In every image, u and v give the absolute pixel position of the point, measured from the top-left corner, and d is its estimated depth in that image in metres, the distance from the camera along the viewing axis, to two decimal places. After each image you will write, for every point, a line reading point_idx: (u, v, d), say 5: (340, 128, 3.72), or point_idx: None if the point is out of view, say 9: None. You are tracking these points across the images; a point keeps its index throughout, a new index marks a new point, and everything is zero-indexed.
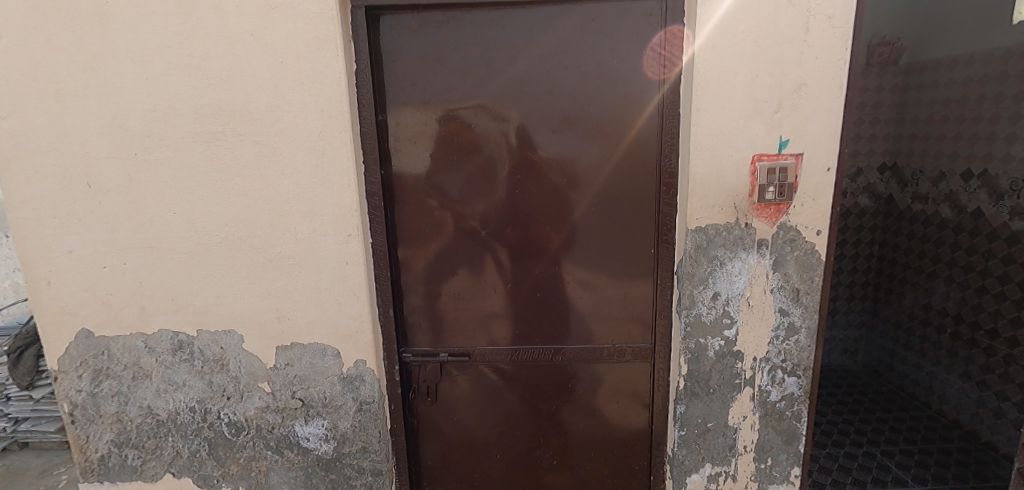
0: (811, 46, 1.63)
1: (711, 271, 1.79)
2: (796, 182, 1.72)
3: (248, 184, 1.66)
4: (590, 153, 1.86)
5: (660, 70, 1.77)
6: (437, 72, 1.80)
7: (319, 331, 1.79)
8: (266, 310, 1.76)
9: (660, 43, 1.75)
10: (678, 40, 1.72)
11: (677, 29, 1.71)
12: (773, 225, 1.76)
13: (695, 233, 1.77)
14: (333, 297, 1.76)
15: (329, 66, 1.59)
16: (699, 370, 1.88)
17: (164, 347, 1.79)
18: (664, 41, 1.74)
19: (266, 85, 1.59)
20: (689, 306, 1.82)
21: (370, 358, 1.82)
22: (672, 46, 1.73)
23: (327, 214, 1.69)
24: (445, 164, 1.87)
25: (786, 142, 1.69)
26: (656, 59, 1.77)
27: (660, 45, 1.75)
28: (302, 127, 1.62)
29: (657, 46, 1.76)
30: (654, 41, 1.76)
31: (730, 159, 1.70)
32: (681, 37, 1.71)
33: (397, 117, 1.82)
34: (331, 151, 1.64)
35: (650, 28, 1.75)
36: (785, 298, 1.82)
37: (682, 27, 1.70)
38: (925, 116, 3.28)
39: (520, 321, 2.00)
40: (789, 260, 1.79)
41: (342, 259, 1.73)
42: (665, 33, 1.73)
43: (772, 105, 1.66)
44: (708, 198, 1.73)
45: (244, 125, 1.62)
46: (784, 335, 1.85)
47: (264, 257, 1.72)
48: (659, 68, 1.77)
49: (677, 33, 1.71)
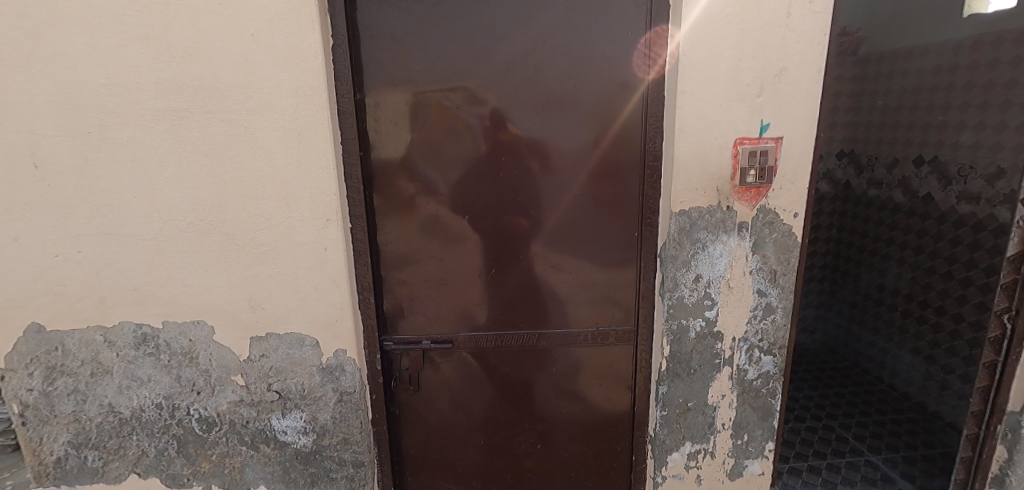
0: (793, 30, 1.65)
1: (694, 253, 1.82)
2: (776, 165, 1.75)
3: (218, 165, 1.56)
4: (574, 136, 1.83)
5: (647, 69, 1.77)
6: (417, 50, 1.73)
7: (296, 320, 1.71)
8: (239, 299, 1.67)
9: (647, 44, 1.75)
10: (663, 40, 1.71)
11: (663, 28, 1.70)
12: (752, 207, 1.79)
13: (678, 216, 1.78)
14: (311, 284, 1.69)
15: (305, 40, 1.50)
16: (680, 351, 1.91)
17: (126, 341, 1.67)
18: (652, 40, 1.73)
19: (235, 60, 1.49)
20: (672, 289, 1.85)
21: (351, 347, 1.77)
22: (657, 45, 1.73)
23: (304, 197, 1.61)
24: (425, 146, 1.81)
25: (767, 126, 1.72)
26: (644, 57, 1.77)
27: (648, 47, 1.75)
28: (275, 105, 1.53)
29: (646, 46, 1.75)
30: (642, 41, 1.75)
31: (713, 142, 1.72)
32: (665, 35, 1.71)
33: (375, 97, 1.74)
34: (307, 132, 1.56)
35: (637, 21, 1.74)
36: (763, 279, 1.87)
37: (668, 26, 1.69)
38: (882, 105, 3.42)
39: (503, 307, 1.98)
40: (767, 242, 1.83)
41: (320, 245, 1.66)
42: (653, 33, 1.73)
43: (755, 89, 1.68)
44: (691, 181, 1.74)
45: (213, 102, 1.51)
46: (761, 315, 1.90)
47: (236, 243, 1.62)
48: (644, 63, 1.77)
49: (662, 32, 1.71)
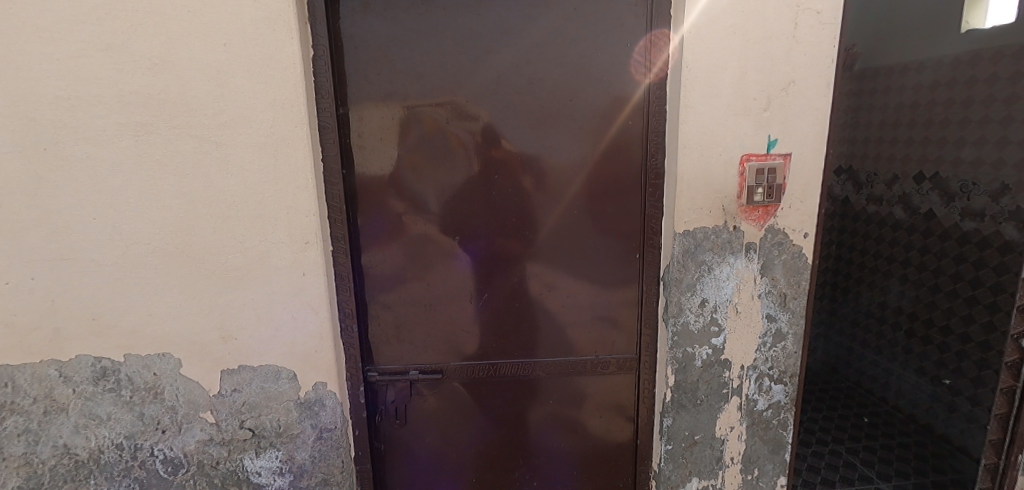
0: (799, 41, 1.57)
1: (699, 276, 1.71)
2: (784, 182, 1.66)
3: (187, 184, 1.44)
4: (571, 152, 1.73)
5: (644, 75, 1.68)
6: (404, 61, 1.63)
7: (271, 352, 1.58)
8: (209, 329, 1.54)
9: (642, 51, 1.66)
10: (660, 46, 1.62)
11: (658, 33, 1.62)
12: (760, 227, 1.69)
13: (682, 237, 1.67)
14: (288, 311, 1.56)
15: (281, 50, 1.40)
16: (686, 380, 1.79)
17: (83, 375, 1.52)
18: (646, 48, 1.65)
19: (206, 71, 1.38)
20: (676, 314, 1.73)
21: (332, 380, 1.64)
22: (654, 51, 1.63)
23: (281, 218, 1.49)
24: (413, 163, 1.70)
25: (775, 142, 1.63)
26: (641, 63, 1.67)
27: (645, 52, 1.65)
28: (249, 119, 1.42)
29: (640, 54, 1.66)
30: (636, 49, 1.66)
31: (719, 159, 1.62)
32: (662, 40, 1.61)
33: (360, 112, 1.64)
34: (284, 148, 1.45)
35: (636, 26, 1.65)
36: (772, 304, 1.76)
37: (663, 31, 1.61)
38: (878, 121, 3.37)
39: (496, 333, 1.85)
40: (776, 263, 1.73)
41: (298, 270, 1.54)
42: (647, 41, 1.64)
43: (761, 102, 1.59)
44: (695, 200, 1.64)
45: (182, 116, 1.39)
46: (771, 341, 1.79)
47: (206, 268, 1.50)
48: (638, 67, 1.68)
49: (657, 38, 1.62)
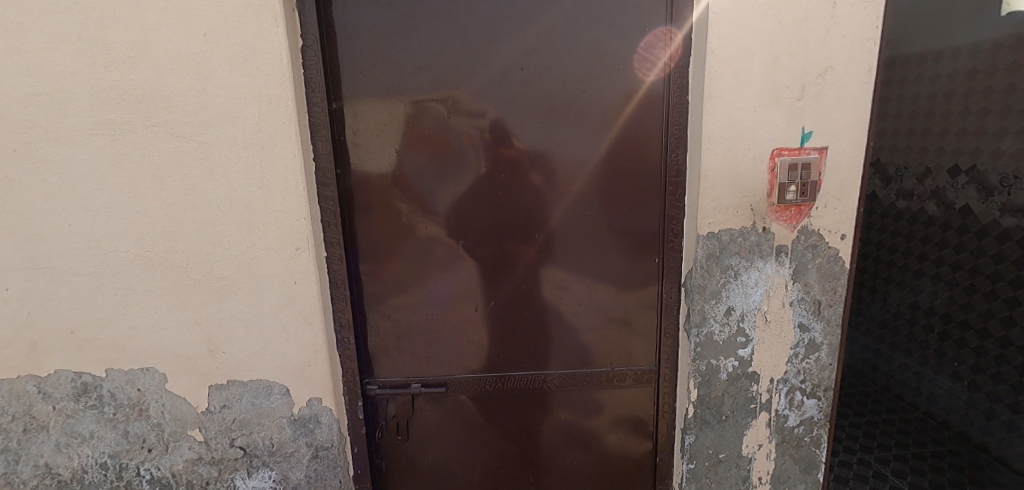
0: (838, 22, 1.41)
1: (725, 283, 1.56)
2: (820, 179, 1.51)
3: (167, 187, 1.33)
4: (585, 149, 1.60)
5: (650, 72, 1.54)
6: (401, 51, 1.50)
7: (262, 366, 1.47)
8: (195, 342, 1.43)
9: (647, 46, 1.52)
10: (667, 43, 1.51)
11: (664, 30, 1.50)
12: (792, 229, 1.54)
13: (707, 239, 1.53)
14: (279, 323, 1.45)
15: (266, 41, 1.28)
16: (710, 395, 1.64)
17: (63, 391, 1.42)
18: (651, 43, 1.52)
19: (186, 63, 1.27)
20: (699, 324, 1.59)
21: (327, 395, 1.52)
22: (656, 49, 1.52)
23: (269, 223, 1.38)
24: (414, 163, 1.58)
25: (809, 134, 1.47)
26: (647, 59, 1.53)
27: (649, 49, 1.52)
28: (233, 116, 1.31)
29: (644, 49, 1.53)
30: (642, 44, 1.52)
31: (747, 154, 1.47)
32: (670, 38, 1.50)
33: (354, 107, 1.52)
34: (271, 146, 1.34)
35: (655, 11, 1.50)
36: (805, 312, 1.61)
37: (671, 27, 1.49)
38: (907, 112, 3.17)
39: (504, 344, 1.73)
40: (810, 268, 1.57)
41: (289, 278, 1.42)
42: (651, 37, 1.52)
43: (795, 91, 1.44)
44: (721, 200, 1.50)
45: (160, 114, 1.28)
46: (804, 353, 1.64)
47: (191, 277, 1.39)
48: (641, 64, 1.54)
49: (663, 35, 1.51)
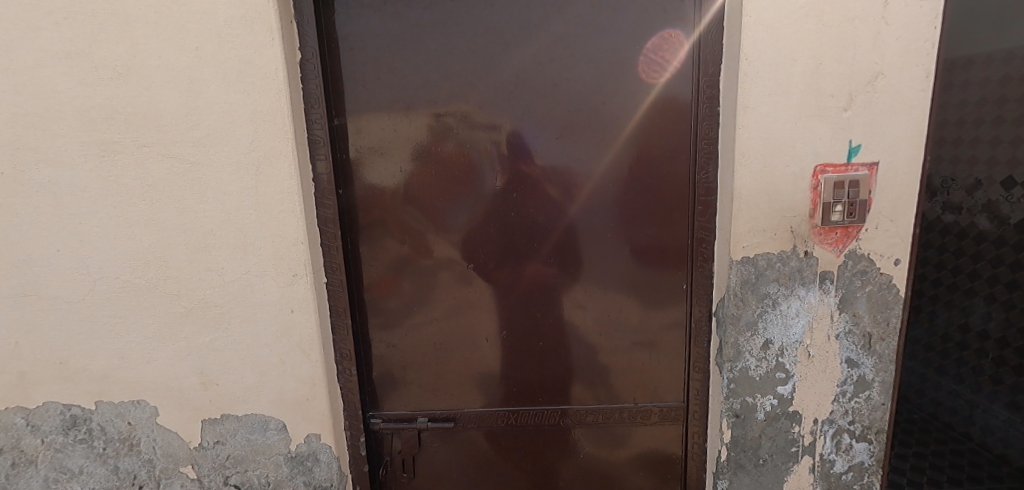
0: (890, 24, 1.25)
1: (761, 313, 1.41)
2: (869, 198, 1.34)
3: (158, 210, 1.25)
4: (605, 165, 1.47)
5: (659, 76, 1.42)
6: (407, 63, 1.41)
7: (258, 399, 1.38)
8: (188, 373, 1.35)
9: (653, 48, 1.40)
10: (675, 47, 1.40)
11: (670, 33, 1.39)
12: (839, 253, 1.38)
13: (741, 265, 1.38)
14: (275, 354, 1.35)
15: (260, 53, 1.19)
16: (745, 436, 1.48)
17: (52, 424, 1.35)
18: (657, 46, 1.40)
19: (178, 80, 1.19)
20: (733, 358, 1.43)
21: (326, 431, 1.41)
22: (663, 53, 1.40)
23: (264, 247, 1.29)
24: (421, 181, 1.48)
25: (858, 149, 1.32)
26: (655, 62, 1.41)
27: (654, 52, 1.40)
28: (226, 135, 1.22)
29: (651, 51, 1.40)
30: (647, 46, 1.40)
31: (786, 171, 1.32)
32: (677, 42, 1.40)
33: (359, 123, 1.43)
34: (266, 166, 1.25)
35: (670, 9, 1.38)
36: (854, 346, 1.44)
37: (677, 31, 1.39)
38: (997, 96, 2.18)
39: (517, 374, 1.61)
40: (859, 297, 1.40)
41: (285, 306, 1.33)
42: (657, 40, 1.40)
43: (840, 101, 1.29)
44: (757, 221, 1.35)
45: (150, 133, 1.21)
46: (852, 391, 1.47)
47: (183, 305, 1.31)
48: (648, 68, 1.42)
49: (670, 38, 1.39)
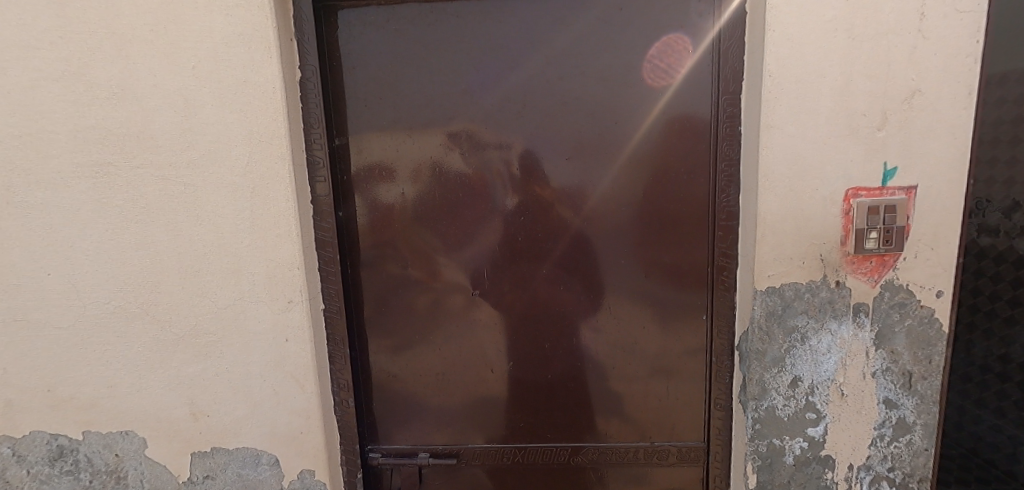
0: (927, 37, 1.16)
1: (789, 348, 1.30)
2: (907, 224, 1.24)
3: (150, 233, 1.21)
4: (618, 185, 1.39)
5: (666, 81, 1.34)
6: (411, 81, 1.36)
7: (250, 431, 1.31)
8: (178, 403, 1.29)
9: (658, 53, 1.33)
10: (680, 53, 1.32)
11: (674, 38, 1.32)
12: (874, 284, 1.27)
13: (766, 296, 1.28)
14: (268, 384, 1.29)
15: (257, 72, 1.15)
16: (772, 482, 1.36)
17: (39, 455, 1.31)
18: (661, 52, 1.33)
19: (173, 100, 1.16)
20: (758, 396, 1.32)
21: (319, 467, 1.33)
22: (667, 59, 1.33)
23: (259, 272, 1.23)
24: (426, 202, 1.41)
25: (893, 171, 1.22)
26: (661, 69, 1.34)
27: (660, 58, 1.33)
28: (221, 155, 1.18)
29: (656, 57, 1.33)
30: (651, 51, 1.33)
31: (814, 195, 1.23)
32: (681, 47, 1.32)
33: (361, 143, 1.38)
34: (262, 188, 1.20)
35: (680, 19, 1.31)
36: (892, 385, 1.32)
37: (681, 35, 1.31)
38: None
39: (525, 407, 1.52)
40: (897, 332, 1.29)
41: (279, 334, 1.27)
42: (661, 45, 1.33)
43: (873, 120, 1.19)
44: (783, 249, 1.25)
45: (144, 154, 1.18)
46: (891, 435, 1.34)
47: (174, 331, 1.26)
48: (654, 73, 1.34)
49: (675, 43, 1.32)
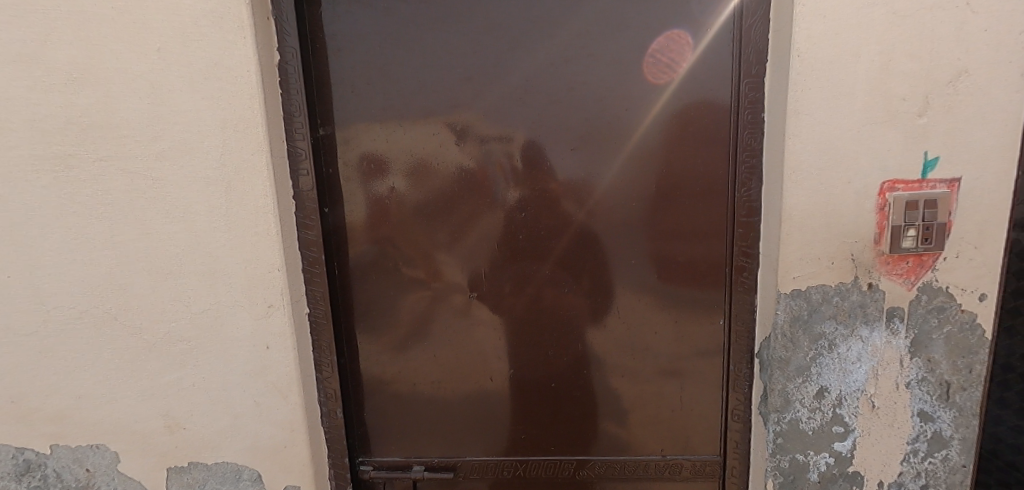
0: (978, 11, 1.03)
1: (815, 356, 1.19)
2: (949, 221, 1.12)
3: (117, 231, 1.11)
4: (628, 178, 1.28)
5: (666, 72, 1.23)
6: (402, 64, 1.25)
7: (230, 445, 1.22)
8: (151, 415, 1.20)
9: (659, 41, 1.21)
10: (680, 44, 1.21)
11: (677, 21, 1.20)
12: (910, 286, 1.15)
13: (791, 300, 1.16)
14: (249, 395, 1.19)
15: (229, 53, 1.04)
16: None
17: (5, 469, 1.22)
18: (661, 38, 1.21)
19: (138, 85, 1.05)
20: (781, 408, 1.21)
21: (305, 483, 1.24)
22: (665, 53, 1.22)
23: (236, 274, 1.13)
24: (420, 197, 1.31)
25: (935, 162, 1.09)
26: (661, 60, 1.22)
27: (660, 45, 1.21)
28: (192, 146, 1.07)
29: (655, 45, 1.21)
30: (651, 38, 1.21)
31: (846, 189, 1.11)
32: (681, 36, 1.21)
33: (349, 134, 1.27)
34: (237, 182, 1.09)
35: None
36: (928, 396, 1.20)
37: (691, 13, 1.19)
38: None
39: (527, 417, 1.42)
40: (935, 339, 1.17)
41: (260, 341, 1.17)
42: (663, 40, 1.21)
43: (914, 104, 1.07)
44: (811, 248, 1.14)
45: (108, 145, 1.07)
46: (926, 450, 1.23)
47: (146, 339, 1.16)
48: (652, 68, 1.23)
49: (676, 30, 1.20)
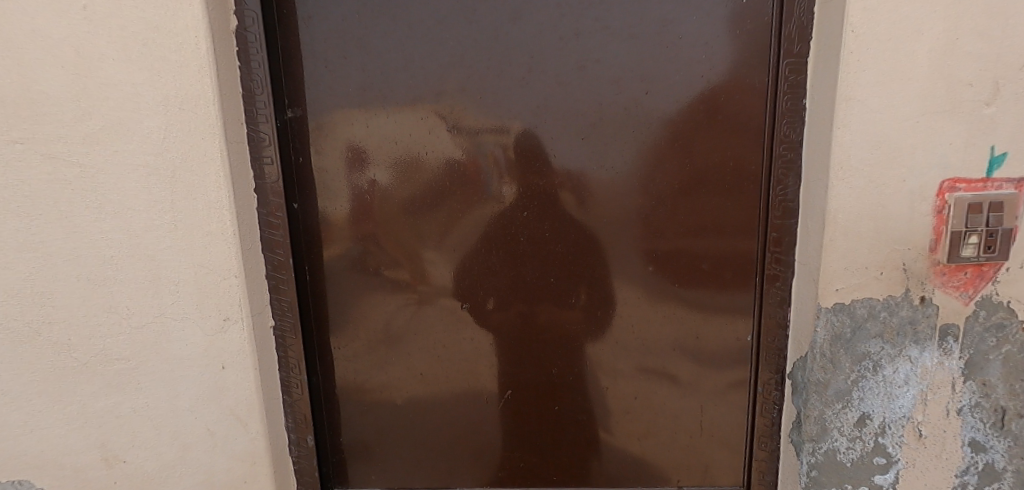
0: None
1: (857, 379, 1.04)
2: (1015, 226, 0.97)
3: (38, 230, 0.92)
4: (644, 173, 1.12)
5: (692, 50, 1.06)
6: (384, 36, 1.06)
7: (180, 481, 1.04)
8: (83, 447, 1.01)
9: (684, 15, 1.05)
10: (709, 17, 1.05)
11: None
12: (967, 300, 1.01)
13: (832, 315, 1.01)
14: (201, 423, 1.01)
15: (172, 14, 0.85)
16: None
17: None
18: (686, 11, 1.05)
19: (61, 52, 0.86)
20: (816, 437, 1.07)
21: None
22: (691, 28, 1.05)
23: (185, 282, 0.95)
24: (404, 192, 1.13)
25: (1002, 159, 0.95)
26: (687, 34, 1.06)
27: (685, 20, 1.05)
28: (128, 128, 0.89)
29: (680, 19, 1.05)
30: (674, 11, 1.05)
31: (899, 188, 0.96)
32: (710, 10, 1.04)
33: (321, 117, 1.09)
34: (184, 171, 0.91)
35: None
36: (982, 425, 1.06)
37: None
38: None
39: (526, 442, 1.26)
40: (993, 361, 1.03)
41: (214, 360, 0.99)
42: (689, 13, 1.05)
43: (980, 92, 0.92)
44: (856, 256, 0.99)
45: (24, 125, 0.88)
46: (976, 484, 1.09)
47: (76, 357, 0.98)
48: (674, 45, 1.06)
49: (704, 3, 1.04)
